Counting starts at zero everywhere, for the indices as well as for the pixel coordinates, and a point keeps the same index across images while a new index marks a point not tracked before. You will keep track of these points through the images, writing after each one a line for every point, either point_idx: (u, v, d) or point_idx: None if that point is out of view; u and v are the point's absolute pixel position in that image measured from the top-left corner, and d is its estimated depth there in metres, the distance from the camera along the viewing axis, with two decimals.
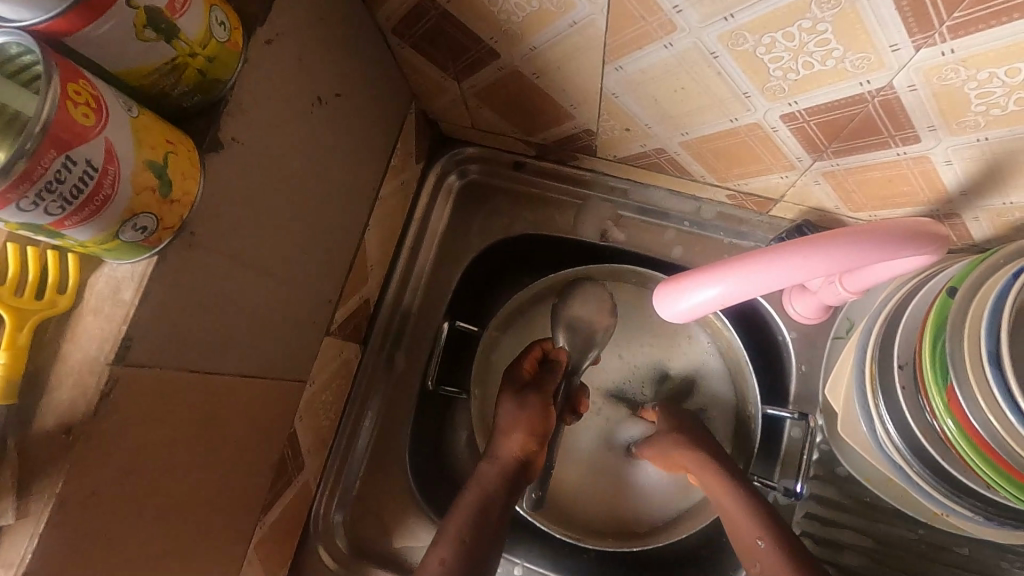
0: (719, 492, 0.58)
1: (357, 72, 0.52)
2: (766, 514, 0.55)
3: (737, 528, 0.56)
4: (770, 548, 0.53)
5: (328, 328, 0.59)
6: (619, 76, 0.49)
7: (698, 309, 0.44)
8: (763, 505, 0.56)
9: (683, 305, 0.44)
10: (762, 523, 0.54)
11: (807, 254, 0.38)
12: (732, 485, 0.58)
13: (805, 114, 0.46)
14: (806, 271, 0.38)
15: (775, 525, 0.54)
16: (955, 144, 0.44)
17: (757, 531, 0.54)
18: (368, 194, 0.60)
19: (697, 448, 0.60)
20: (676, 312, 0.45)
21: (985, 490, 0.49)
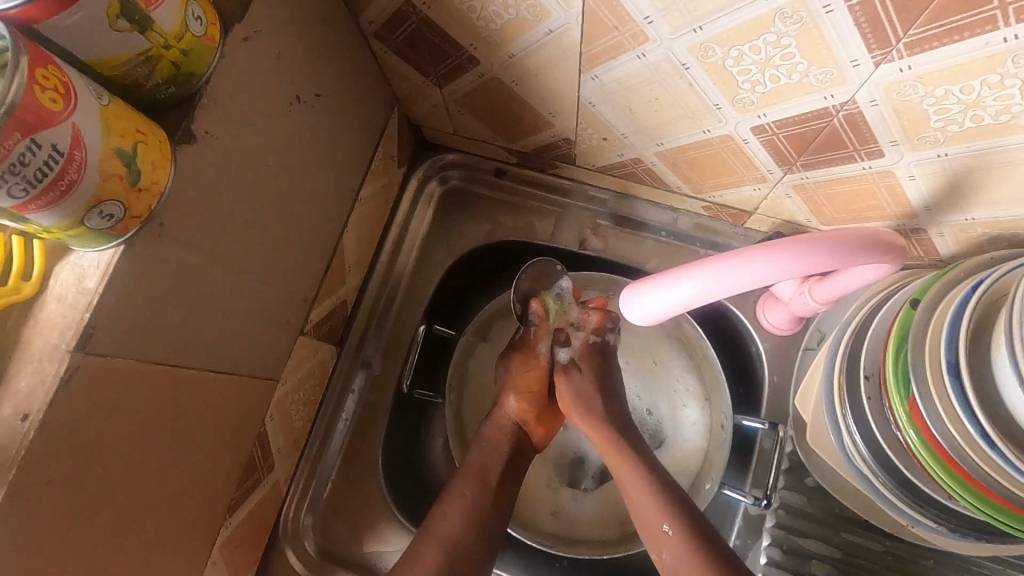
0: (627, 470, 0.58)
1: (339, 74, 0.53)
2: (670, 496, 0.56)
3: (643, 510, 0.56)
4: (677, 538, 0.53)
5: (303, 327, 0.59)
6: (595, 85, 0.50)
7: (667, 313, 0.45)
8: (665, 482, 0.57)
9: (651, 305, 0.45)
10: (668, 510, 0.55)
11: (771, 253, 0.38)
12: (634, 466, 0.58)
13: (774, 127, 0.47)
14: (771, 273, 0.39)
15: (680, 509, 0.55)
16: (918, 159, 0.45)
17: (662, 518, 0.54)
18: (347, 195, 0.60)
19: (596, 416, 0.61)
20: (644, 314, 0.46)
21: (947, 500, 0.49)
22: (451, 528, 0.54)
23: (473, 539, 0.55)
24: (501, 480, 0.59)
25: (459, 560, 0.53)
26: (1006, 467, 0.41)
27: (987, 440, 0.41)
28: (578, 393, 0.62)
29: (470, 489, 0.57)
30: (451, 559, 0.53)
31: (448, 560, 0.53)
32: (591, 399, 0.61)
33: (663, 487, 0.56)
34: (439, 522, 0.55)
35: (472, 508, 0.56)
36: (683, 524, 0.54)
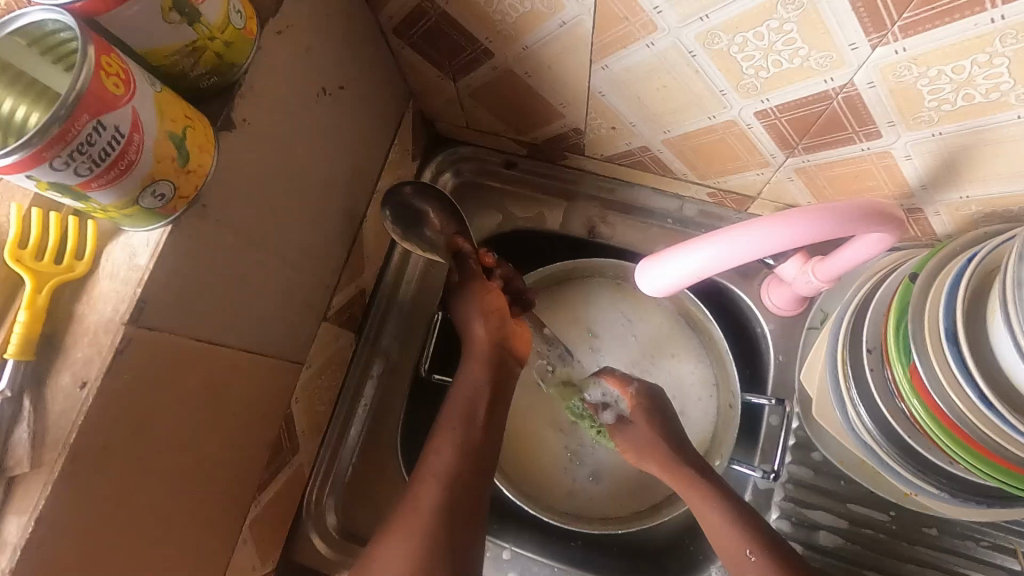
0: (700, 497, 0.60)
1: (360, 68, 0.55)
2: (752, 522, 0.57)
3: (719, 535, 0.57)
4: (760, 562, 0.55)
5: (325, 313, 0.61)
6: (605, 75, 0.53)
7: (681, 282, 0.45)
8: (745, 510, 0.58)
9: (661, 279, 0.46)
10: (750, 536, 0.56)
11: (792, 220, 0.40)
12: (708, 493, 0.59)
13: (776, 111, 0.50)
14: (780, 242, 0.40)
15: (757, 532, 0.56)
16: (913, 139, 0.48)
17: (745, 543, 0.56)
18: (366, 186, 0.62)
19: (653, 447, 0.63)
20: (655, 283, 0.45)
21: (948, 465, 0.52)
22: (443, 464, 0.57)
23: (467, 468, 0.58)
24: (488, 411, 0.61)
25: (459, 491, 0.56)
26: (1004, 426, 0.43)
27: (986, 402, 0.43)
28: (633, 444, 0.64)
29: (462, 428, 0.59)
30: (450, 492, 0.56)
31: (449, 494, 0.56)
32: (649, 430, 0.63)
33: (742, 513, 0.58)
34: (430, 457, 0.58)
35: (465, 441, 0.59)
36: (765, 546, 0.55)
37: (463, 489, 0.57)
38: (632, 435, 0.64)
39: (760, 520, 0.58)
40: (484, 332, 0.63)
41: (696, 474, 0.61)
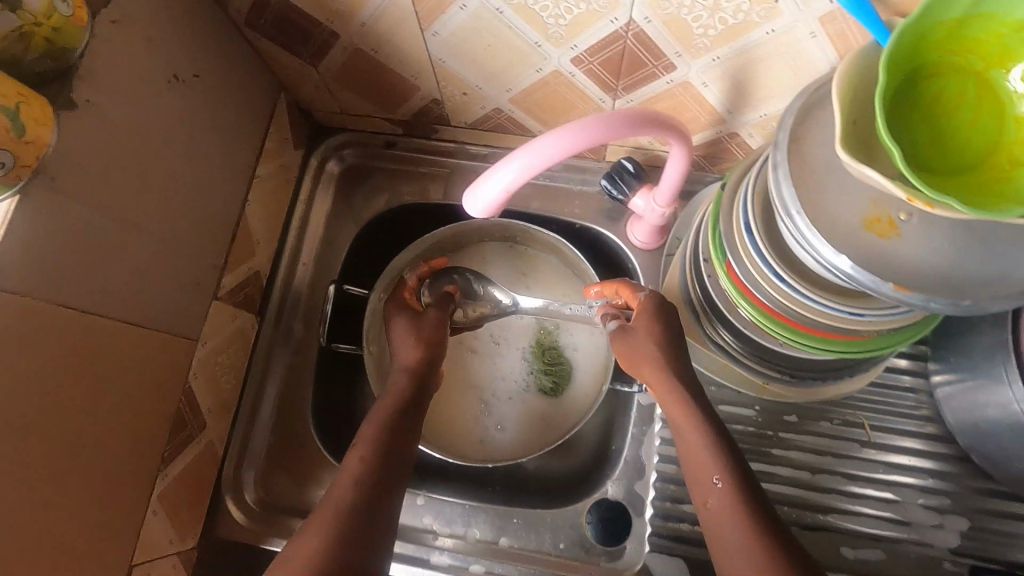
0: (686, 421, 0.55)
1: (215, 59, 0.60)
2: (729, 451, 0.53)
3: (696, 459, 0.53)
4: (725, 490, 0.51)
5: (215, 292, 0.64)
6: (438, 41, 0.59)
7: (493, 201, 0.48)
8: (725, 437, 0.54)
9: (478, 202, 0.49)
10: (720, 461, 0.52)
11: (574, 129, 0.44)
12: (695, 416, 0.54)
13: (586, 56, 0.57)
14: (568, 146, 0.44)
15: (732, 463, 0.52)
16: (701, 67, 0.56)
17: (714, 470, 0.52)
18: (243, 171, 0.67)
19: (651, 360, 0.57)
20: (479, 207, 0.48)
21: (773, 345, 0.60)
22: (364, 448, 0.55)
23: (378, 480, 0.53)
24: (406, 415, 0.59)
25: (366, 497, 0.51)
26: (794, 294, 0.51)
27: (778, 276, 0.51)
28: (631, 350, 0.59)
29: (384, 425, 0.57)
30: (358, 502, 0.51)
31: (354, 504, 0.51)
32: (647, 344, 0.58)
33: (725, 442, 0.53)
34: (352, 464, 0.54)
35: (383, 434, 0.56)
36: (736, 476, 0.51)
37: (380, 479, 0.53)
38: (629, 348, 0.59)
39: (738, 452, 0.53)
40: (411, 355, 0.64)
41: (689, 396, 0.55)
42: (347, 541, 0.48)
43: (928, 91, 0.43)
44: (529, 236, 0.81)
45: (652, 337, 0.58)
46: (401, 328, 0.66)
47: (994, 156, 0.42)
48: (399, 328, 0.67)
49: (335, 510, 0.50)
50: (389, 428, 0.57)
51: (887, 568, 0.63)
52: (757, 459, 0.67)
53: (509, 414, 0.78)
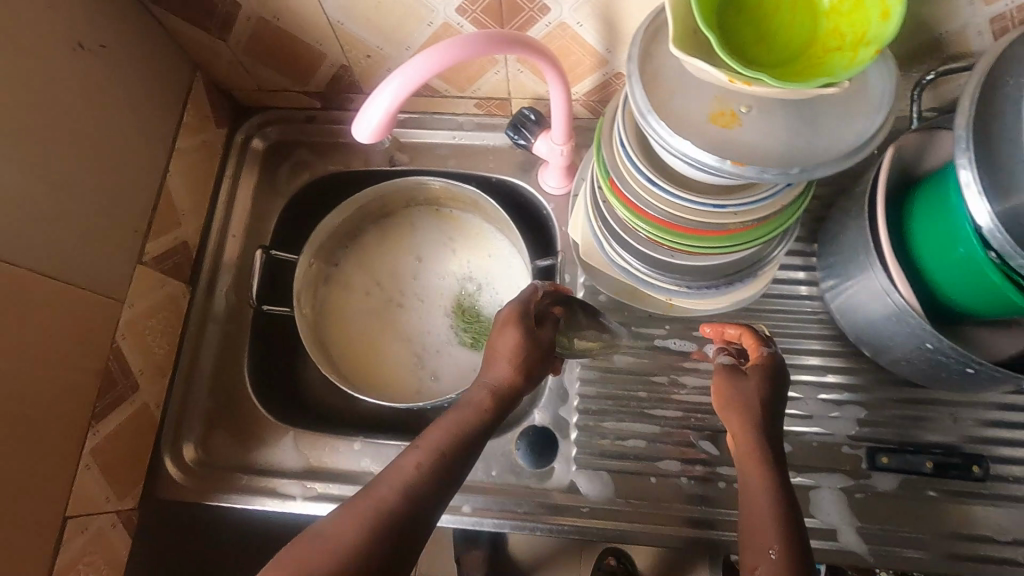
0: (755, 473, 0.51)
1: (121, 32, 0.63)
2: (790, 514, 0.49)
3: (753, 519, 0.49)
4: (781, 563, 0.46)
5: (140, 256, 0.67)
6: (332, 1, 0.63)
7: (380, 116, 0.51)
8: (792, 506, 0.49)
9: (368, 123, 0.52)
10: (779, 531, 0.47)
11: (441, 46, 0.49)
12: (766, 477, 0.51)
13: (468, 5, 0.62)
14: (442, 59, 0.50)
15: (790, 530, 0.47)
16: (571, 5, 0.61)
17: (772, 540, 0.47)
18: (161, 143, 0.70)
19: (746, 399, 0.54)
20: (366, 129, 0.52)
21: (668, 258, 0.64)
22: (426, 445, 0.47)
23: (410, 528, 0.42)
24: (458, 466, 0.47)
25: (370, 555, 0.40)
26: (666, 195, 0.57)
27: (650, 180, 0.57)
28: (732, 390, 0.56)
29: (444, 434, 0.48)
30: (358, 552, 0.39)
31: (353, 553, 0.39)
32: (737, 396, 0.55)
33: (787, 499, 0.50)
34: (377, 488, 0.44)
35: (466, 429, 0.49)
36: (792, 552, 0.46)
37: (435, 490, 0.44)
38: (738, 393, 0.55)
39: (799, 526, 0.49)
40: (509, 373, 0.54)
41: (769, 446, 0.52)
42: (397, 528, 0.42)
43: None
44: (450, 197, 0.86)
45: (764, 384, 0.55)
46: (505, 332, 0.56)
47: (811, 46, 0.48)
48: (503, 339, 0.55)
49: (373, 508, 0.42)
50: (464, 429, 0.49)
51: (793, 458, 0.68)
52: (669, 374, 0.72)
53: (440, 364, 0.82)
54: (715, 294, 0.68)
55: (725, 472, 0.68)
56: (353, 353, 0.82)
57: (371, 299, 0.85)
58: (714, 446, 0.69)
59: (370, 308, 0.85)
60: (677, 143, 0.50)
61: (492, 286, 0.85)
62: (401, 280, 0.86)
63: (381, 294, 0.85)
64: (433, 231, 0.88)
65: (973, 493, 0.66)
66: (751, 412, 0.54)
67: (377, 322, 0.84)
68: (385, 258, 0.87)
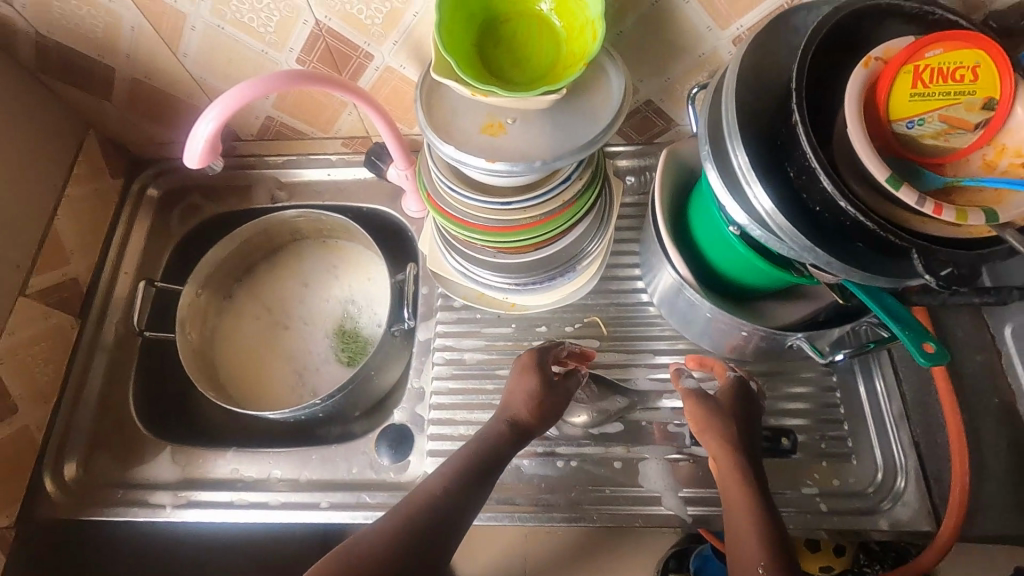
0: (738, 501, 0.58)
1: (7, 97, 0.73)
2: (774, 538, 0.54)
3: (740, 543, 0.55)
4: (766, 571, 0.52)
5: (21, 289, 0.74)
6: (191, 61, 0.74)
7: (203, 138, 0.60)
8: (777, 527, 0.56)
9: (193, 145, 0.60)
10: (764, 544, 0.54)
11: (255, 81, 0.60)
12: (750, 501, 0.58)
13: (305, 57, 0.73)
14: (257, 90, 0.60)
15: (770, 522, 0.56)
16: (389, 52, 0.72)
17: (758, 554, 0.53)
18: (50, 190, 0.79)
19: (711, 422, 0.64)
20: (193, 153, 0.61)
21: (488, 258, 0.73)
22: (453, 468, 0.60)
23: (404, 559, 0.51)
24: (458, 511, 0.57)
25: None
26: (464, 200, 0.66)
27: (450, 188, 0.66)
28: (705, 415, 0.65)
29: (461, 468, 0.60)
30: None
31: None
32: (718, 419, 0.64)
33: (772, 528, 0.55)
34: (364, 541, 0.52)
35: (464, 465, 0.61)
36: (775, 556, 0.53)
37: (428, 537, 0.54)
38: (704, 413, 0.65)
39: (782, 537, 0.55)
40: (531, 420, 0.67)
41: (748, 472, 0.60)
42: (416, 550, 0.52)
43: (507, 33, 0.61)
44: (329, 229, 0.94)
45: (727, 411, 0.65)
46: (518, 384, 0.68)
47: (550, 70, 0.59)
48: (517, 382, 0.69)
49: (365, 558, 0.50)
50: (494, 454, 0.63)
51: (624, 434, 0.74)
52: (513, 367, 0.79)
53: (318, 381, 0.87)
54: (542, 289, 0.77)
55: (562, 451, 0.73)
56: (238, 374, 0.88)
57: (257, 325, 0.92)
58: (553, 427, 0.74)
59: (256, 333, 0.91)
60: (444, 148, 0.59)
61: (367, 306, 0.91)
62: (287, 306, 0.93)
63: (267, 320, 0.92)
64: (315, 259, 0.95)
65: (834, 452, 0.70)
66: (723, 429, 0.63)
67: (261, 346, 0.90)
68: (272, 287, 0.94)
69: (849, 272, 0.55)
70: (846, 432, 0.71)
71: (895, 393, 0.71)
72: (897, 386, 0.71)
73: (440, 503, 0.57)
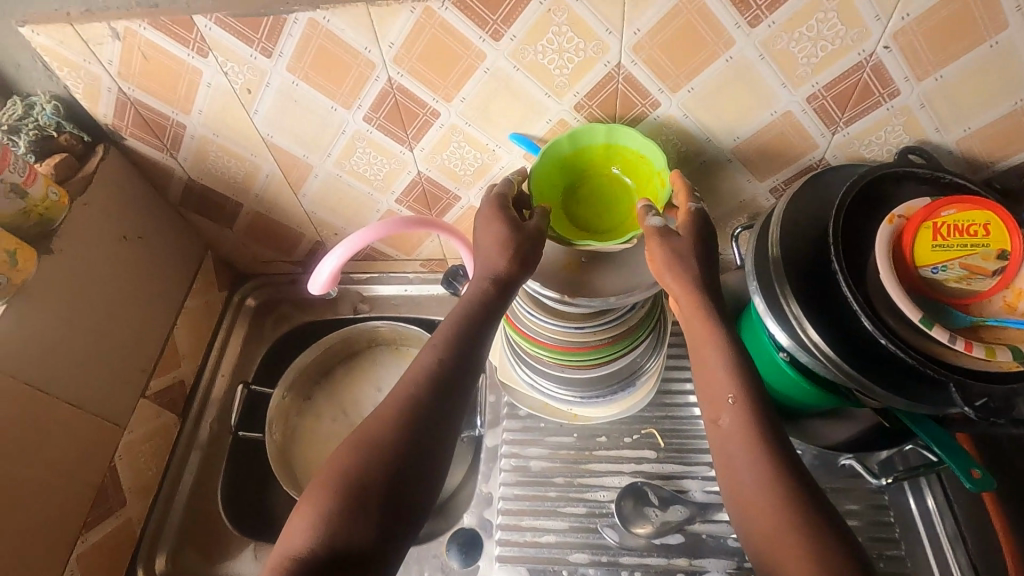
0: (707, 344, 0.62)
1: (154, 226, 0.88)
2: (755, 398, 0.59)
3: (714, 401, 0.60)
4: (740, 434, 0.58)
5: (143, 392, 0.84)
6: (308, 199, 0.89)
7: (329, 270, 0.72)
8: (757, 394, 0.59)
9: (320, 274, 0.72)
10: (734, 381, 0.59)
11: (366, 230, 0.71)
12: (718, 337, 0.61)
13: (403, 197, 0.87)
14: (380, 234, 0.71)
15: (746, 382, 0.59)
16: (475, 194, 0.86)
17: (728, 389, 0.59)
18: (174, 302, 0.91)
19: (683, 267, 0.62)
20: (316, 284, 0.73)
21: (557, 372, 0.81)
22: (442, 339, 0.60)
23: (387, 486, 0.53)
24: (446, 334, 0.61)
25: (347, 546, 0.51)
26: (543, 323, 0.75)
27: (530, 313, 0.75)
28: (670, 258, 0.62)
29: (462, 314, 0.61)
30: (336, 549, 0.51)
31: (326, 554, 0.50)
32: (687, 260, 0.62)
33: (762, 417, 0.58)
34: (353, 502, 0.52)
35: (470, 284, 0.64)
36: (746, 394, 0.59)
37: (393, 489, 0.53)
38: (672, 253, 0.62)
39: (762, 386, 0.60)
40: (509, 266, 0.62)
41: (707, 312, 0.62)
42: (390, 497, 0.53)
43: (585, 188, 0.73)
44: (403, 338, 1.04)
45: (692, 249, 0.62)
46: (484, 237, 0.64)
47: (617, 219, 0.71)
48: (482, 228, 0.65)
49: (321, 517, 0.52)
50: (486, 308, 0.62)
51: (685, 547, 0.77)
52: (577, 476, 0.83)
53: None
54: (606, 401, 0.83)
55: (625, 561, 0.77)
56: (315, 475, 0.94)
57: (333, 427, 0.99)
58: (616, 535, 0.79)
59: (333, 435, 0.98)
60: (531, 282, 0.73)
61: None
62: (362, 409, 1.00)
63: (343, 422, 0.99)
64: (388, 366, 1.04)
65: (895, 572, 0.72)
66: (684, 268, 0.62)
67: (337, 447, 0.97)
68: (347, 391, 1.03)
69: (891, 399, 0.62)
70: (904, 553, 0.73)
71: (946, 512, 0.74)
72: (949, 506, 0.74)
73: (420, 416, 0.56)
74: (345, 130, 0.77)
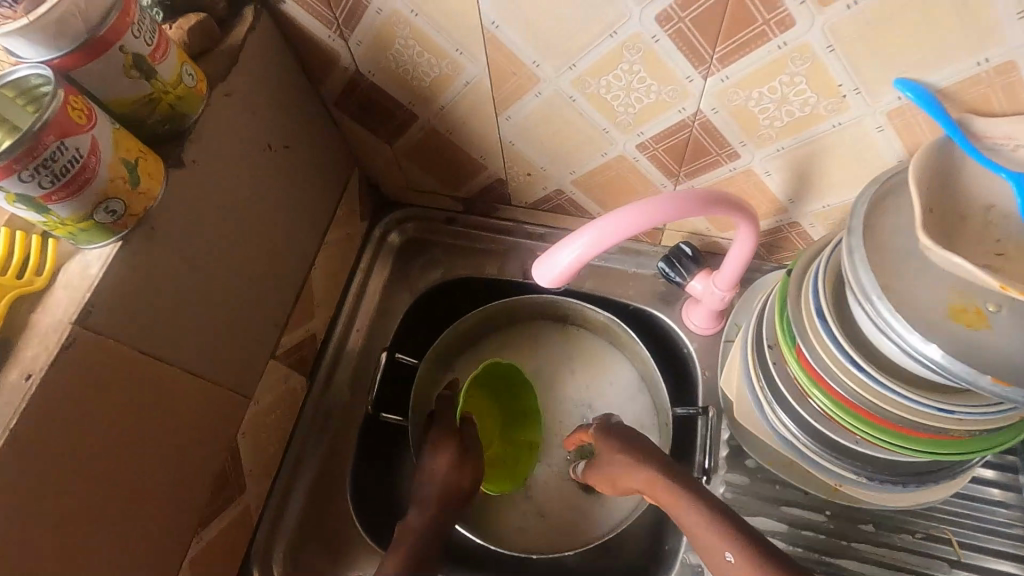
0: (676, 505, 0.54)
1: (302, 133, 0.64)
2: (738, 526, 0.50)
3: (713, 557, 0.50)
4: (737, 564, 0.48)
5: (273, 351, 0.65)
6: (510, 125, 0.63)
7: (574, 258, 0.47)
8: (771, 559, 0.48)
9: (557, 264, 0.48)
10: (724, 533, 0.50)
11: (650, 205, 0.46)
12: (684, 498, 0.53)
13: (651, 143, 0.59)
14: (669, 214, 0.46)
15: (736, 529, 0.50)
16: (765, 154, 0.57)
17: (721, 545, 0.50)
18: (314, 235, 0.70)
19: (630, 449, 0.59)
20: (547, 275, 0.49)
21: (844, 437, 0.56)
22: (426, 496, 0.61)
23: None
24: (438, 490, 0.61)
25: None
26: (877, 386, 0.49)
27: (854, 363, 0.49)
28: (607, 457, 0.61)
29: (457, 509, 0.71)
30: None
31: None
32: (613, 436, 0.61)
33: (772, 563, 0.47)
34: None
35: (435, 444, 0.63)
36: (746, 546, 0.49)
37: None
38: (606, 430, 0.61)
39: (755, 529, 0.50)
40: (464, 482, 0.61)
41: (675, 481, 0.55)
42: None
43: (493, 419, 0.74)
44: (583, 316, 0.80)
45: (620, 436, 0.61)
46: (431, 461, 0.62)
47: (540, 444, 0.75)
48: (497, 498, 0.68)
49: None
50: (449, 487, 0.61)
51: None
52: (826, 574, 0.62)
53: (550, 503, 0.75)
54: (902, 485, 0.57)
55: None
56: None
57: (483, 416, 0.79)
58: None
59: None
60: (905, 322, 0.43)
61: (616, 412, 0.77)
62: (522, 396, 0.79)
63: None
64: (560, 345, 0.81)
65: None
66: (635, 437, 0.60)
67: None
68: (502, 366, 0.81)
69: None
70: None
71: None
72: None
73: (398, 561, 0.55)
74: (616, 31, 0.48)
